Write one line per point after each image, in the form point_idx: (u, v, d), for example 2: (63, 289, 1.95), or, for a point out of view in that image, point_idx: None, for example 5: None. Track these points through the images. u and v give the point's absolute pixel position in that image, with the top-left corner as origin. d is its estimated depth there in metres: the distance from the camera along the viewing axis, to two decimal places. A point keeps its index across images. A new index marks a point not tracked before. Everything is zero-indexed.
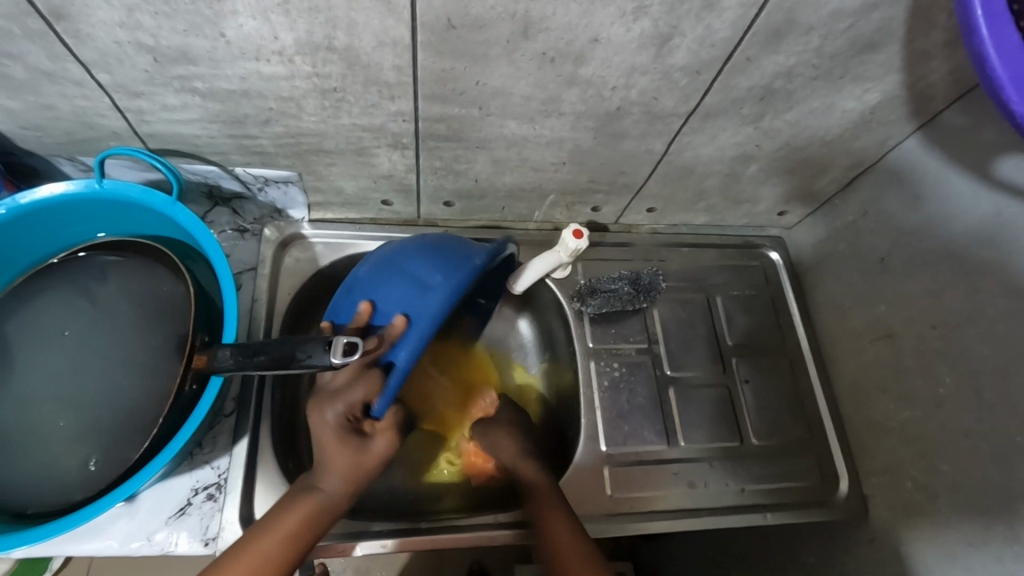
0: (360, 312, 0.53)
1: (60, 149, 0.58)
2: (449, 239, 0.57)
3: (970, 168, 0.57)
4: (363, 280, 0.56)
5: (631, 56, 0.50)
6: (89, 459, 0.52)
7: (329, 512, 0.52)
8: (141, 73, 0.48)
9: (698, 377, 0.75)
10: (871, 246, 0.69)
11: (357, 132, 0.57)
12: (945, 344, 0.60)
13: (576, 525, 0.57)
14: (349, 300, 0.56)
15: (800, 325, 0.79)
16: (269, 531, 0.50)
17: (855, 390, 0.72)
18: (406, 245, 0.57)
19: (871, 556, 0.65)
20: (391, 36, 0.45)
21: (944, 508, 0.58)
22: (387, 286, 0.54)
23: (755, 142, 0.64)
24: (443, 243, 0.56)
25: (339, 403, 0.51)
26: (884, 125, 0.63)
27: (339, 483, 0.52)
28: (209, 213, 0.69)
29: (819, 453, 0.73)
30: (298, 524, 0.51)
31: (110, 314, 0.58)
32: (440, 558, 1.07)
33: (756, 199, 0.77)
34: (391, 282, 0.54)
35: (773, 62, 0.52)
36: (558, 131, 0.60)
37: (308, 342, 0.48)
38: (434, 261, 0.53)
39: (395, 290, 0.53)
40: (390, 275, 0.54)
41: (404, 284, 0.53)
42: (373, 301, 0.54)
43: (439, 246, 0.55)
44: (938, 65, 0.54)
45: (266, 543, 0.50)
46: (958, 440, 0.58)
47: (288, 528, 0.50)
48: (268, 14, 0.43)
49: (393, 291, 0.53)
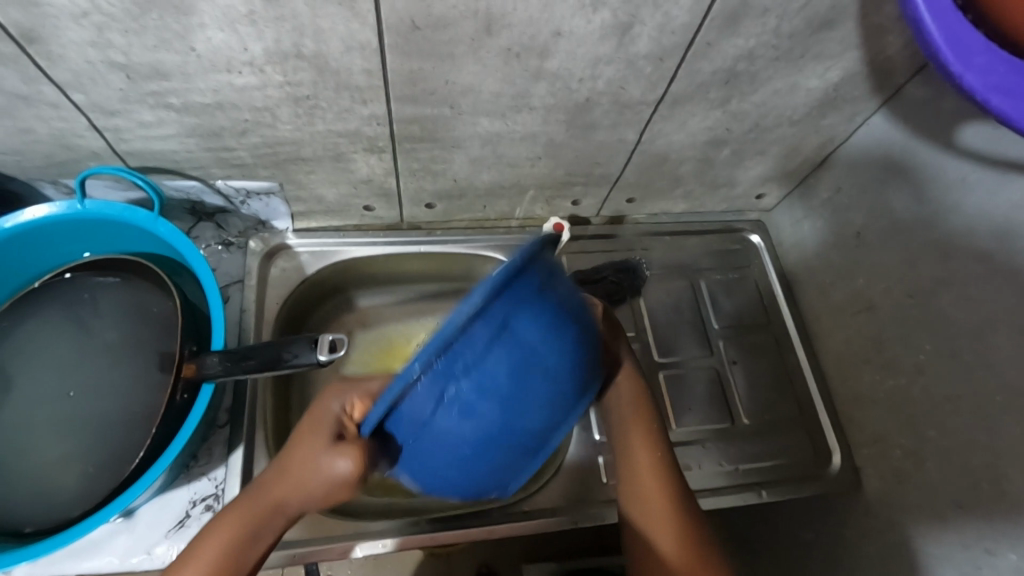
0: (446, 405, 0.36)
1: (41, 173, 0.59)
2: (479, 471, 0.39)
3: (934, 138, 0.58)
4: (578, 338, 0.39)
5: (595, 47, 0.51)
6: (25, 525, 0.51)
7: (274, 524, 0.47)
8: (116, 91, 0.49)
9: (687, 362, 0.76)
10: (848, 222, 0.71)
11: (334, 138, 0.58)
12: (923, 312, 0.61)
13: (660, 455, 0.53)
14: (565, 313, 0.38)
15: (784, 304, 0.80)
16: (215, 541, 0.46)
17: (841, 364, 0.73)
18: (489, 465, 0.39)
19: (867, 527, 0.66)
20: (358, 40, 0.46)
21: (933, 473, 0.59)
22: (505, 372, 0.35)
23: (725, 125, 0.66)
24: (480, 467, 0.39)
25: (327, 487, 0.46)
26: (850, 102, 0.64)
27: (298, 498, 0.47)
28: (194, 228, 0.69)
29: (810, 429, 0.74)
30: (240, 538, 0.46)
31: (96, 337, 0.58)
32: (449, 564, 1.07)
33: (733, 183, 0.78)
34: (531, 355, 0.36)
35: (733, 45, 0.53)
36: (531, 125, 0.61)
37: (295, 343, 0.51)
38: (456, 430, 0.37)
39: (430, 412, 0.36)
40: (531, 403, 0.37)
41: (501, 384, 0.36)
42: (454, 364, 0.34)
43: (439, 451, 0.38)
44: (893, 39, 0.55)
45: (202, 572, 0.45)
46: (941, 407, 0.59)
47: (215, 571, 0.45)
48: (235, 26, 0.44)
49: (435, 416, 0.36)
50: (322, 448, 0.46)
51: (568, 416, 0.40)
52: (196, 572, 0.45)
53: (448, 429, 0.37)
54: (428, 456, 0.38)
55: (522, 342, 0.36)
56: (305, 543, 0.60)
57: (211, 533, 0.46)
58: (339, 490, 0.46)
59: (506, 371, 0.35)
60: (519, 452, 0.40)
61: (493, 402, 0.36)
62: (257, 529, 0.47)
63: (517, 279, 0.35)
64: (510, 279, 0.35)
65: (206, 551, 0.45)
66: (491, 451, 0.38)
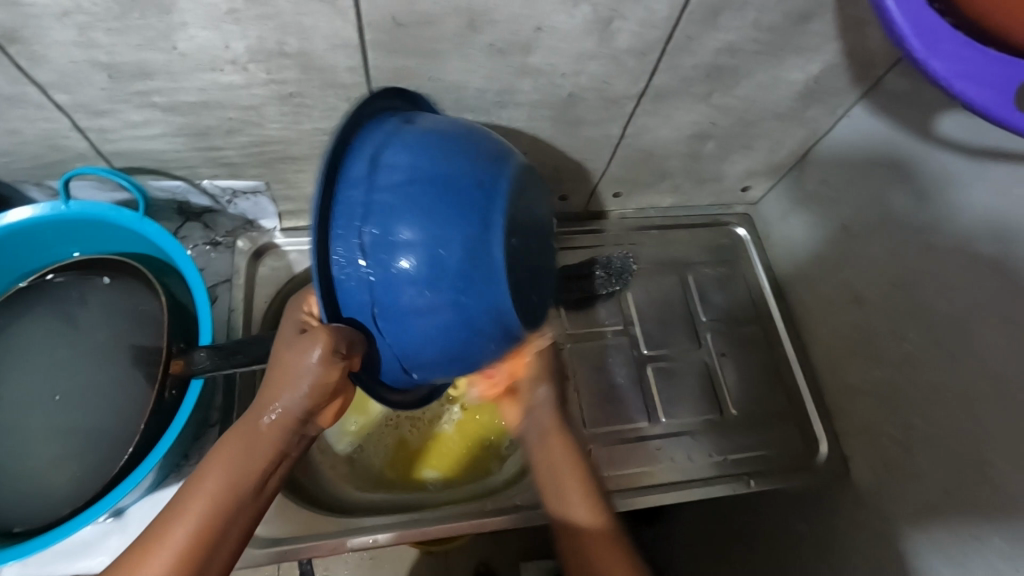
0: (379, 269, 0.42)
1: (27, 174, 0.59)
2: (457, 318, 0.42)
3: (915, 129, 0.59)
4: (484, 178, 0.43)
5: (577, 42, 0.52)
6: (15, 525, 0.51)
7: (270, 437, 0.48)
8: (100, 91, 0.49)
9: (676, 355, 0.77)
10: (834, 214, 0.71)
11: (321, 137, 0.59)
12: (908, 302, 0.62)
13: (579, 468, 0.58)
14: (458, 162, 0.43)
15: (772, 297, 0.81)
16: (215, 469, 0.47)
17: (829, 354, 0.74)
18: (452, 297, 0.42)
19: (855, 516, 0.67)
20: (341, 37, 0.47)
21: (919, 461, 0.60)
22: (409, 211, 0.41)
23: (710, 120, 0.66)
24: (454, 309, 0.42)
25: (312, 376, 0.45)
26: (832, 95, 0.65)
27: (289, 403, 0.46)
28: (182, 228, 0.70)
29: (799, 420, 0.74)
30: (238, 461, 0.47)
31: (83, 337, 0.58)
32: (446, 563, 1.08)
33: (720, 177, 0.79)
34: (432, 197, 0.41)
35: (714, 39, 0.54)
36: (517, 120, 0.61)
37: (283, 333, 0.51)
38: (398, 270, 0.41)
39: (372, 284, 0.42)
40: (458, 234, 0.41)
41: (418, 229, 0.41)
42: (368, 229, 0.41)
43: (400, 297, 0.42)
44: (872, 32, 0.56)
45: (217, 486, 0.46)
46: (925, 394, 0.59)
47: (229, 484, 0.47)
48: (218, 24, 0.44)
49: (378, 282, 0.42)
50: (292, 347, 0.45)
51: (498, 240, 0.41)
52: (201, 502, 0.46)
53: (399, 284, 0.41)
54: (395, 317, 0.43)
55: (405, 167, 0.42)
56: (297, 539, 0.61)
57: (209, 461, 0.47)
58: (329, 373, 0.44)
59: (401, 198, 0.41)
60: (481, 276, 0.41)
61: (419, 249, 0.41)
62: (254, 445, 0.48)
63: (394, 153, 0.43)
64: (392, 153, 0.43)
65: (208, 480, 0.47)
66: (454, 293, 0.42)
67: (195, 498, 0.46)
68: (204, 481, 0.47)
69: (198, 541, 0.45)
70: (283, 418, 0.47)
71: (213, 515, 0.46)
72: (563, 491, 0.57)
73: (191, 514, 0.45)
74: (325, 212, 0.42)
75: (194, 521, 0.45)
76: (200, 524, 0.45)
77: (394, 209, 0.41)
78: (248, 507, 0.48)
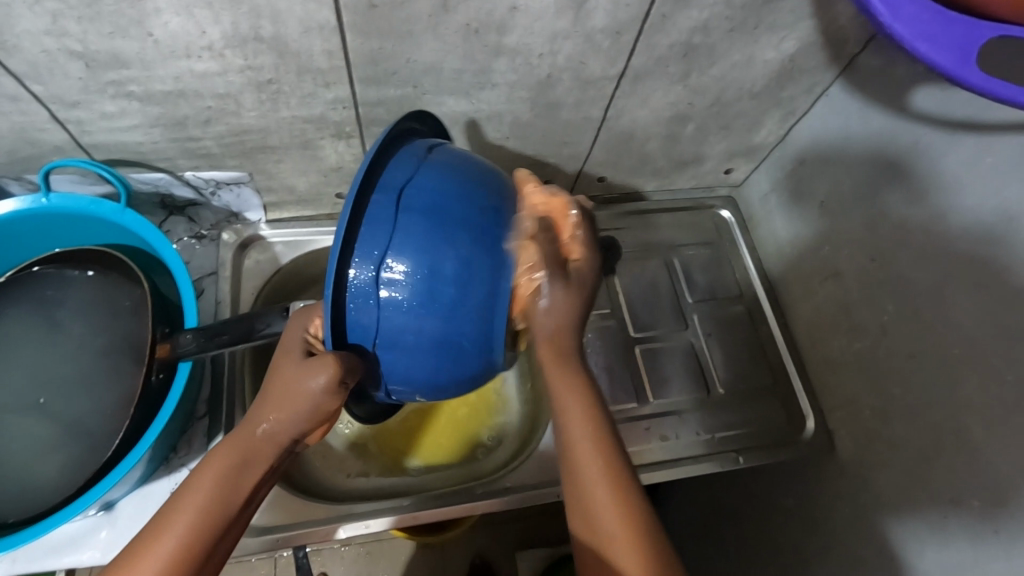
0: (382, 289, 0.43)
1: (5, 169, 0.58)
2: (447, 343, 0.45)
3: (889, 104, 0.60)
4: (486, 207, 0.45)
5: (552, 22, 0.52)
6: (7, 516, 0.51)
7: (269, 450, 0.46)
8: (75, 81, 0.49)
9: (662, 336, 0.77)
10: (813, 191, 0.72)
11: (300, 124, 0.59)
12: (886, 275, 0.62)
13: (594, 427, 0.43)
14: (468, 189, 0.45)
15: (756, 277, 0.82)
16: (207, 476, 0.44)
17: (812, 330, 0.75)
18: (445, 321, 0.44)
19: (840, 488, 0.67)
20: (316, 21, 0.47)
21: (900, 430, 0.61)
22: (424, 236, 0.43)
23: (687, 100, 0.67)
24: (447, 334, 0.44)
25: (317, 400, 0.44)
26: (807, 73, 0.66)
27: (291, 418, 0.46)
28: (165, 222, 0.69)
29: (783, 397, 0.75)
30: (232, 470, 0.44)
31: (67, 331, 0.58)
32: (442, 556, 1.08)
33: (701, 159, 0.80)
34: (440, 223, 0.43)
35: (687, 17, 0.55)
36: (496, 103, 0.62)
37: (267, 313, 0.52)
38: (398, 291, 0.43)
39: (378, 305, 0.43)
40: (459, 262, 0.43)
41: (424, 253, 0.43)
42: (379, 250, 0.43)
43: (396, 320, 0.44)
44: (843, 8, 0.57)
45: (209, 495, 0.43)
46: (905, 364, 0.60)
47: (220, 497, 0.43)
48: (191, 10, 0.44)
49: (381, 305, 0.43)
50: (295, 364, 0.45)
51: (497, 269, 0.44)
52: (189, 513, 0.42)
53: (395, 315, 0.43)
54: (393, 347, 0.45)
55: (439, 196, 0.44)
56: (291, 527, 0.61)
57: (201, 470, 0.44)
58: (335, 397, 0.44)
59: (425, 232, 0.43)
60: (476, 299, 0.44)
61: (424, 275, 0.43)
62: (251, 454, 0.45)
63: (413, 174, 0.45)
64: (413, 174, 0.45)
65: (199, 487, 0.43)
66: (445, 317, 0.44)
67: (182, 508, 0.42)
68: (193, 493, 0.43)
69: (185, 556, 0.40)
70: (282, 430, 0.46)
71: (206, 528, 0.42)
72: (578, 454, 0.43)
73: (178, 526, 0.41)
74: (358, 217, 0.43)
75: (179, 534, 0.41)
76: (188, 542, 0.41)
77: (407, 231, 0.43)
78: (236, 526, 0.44)
